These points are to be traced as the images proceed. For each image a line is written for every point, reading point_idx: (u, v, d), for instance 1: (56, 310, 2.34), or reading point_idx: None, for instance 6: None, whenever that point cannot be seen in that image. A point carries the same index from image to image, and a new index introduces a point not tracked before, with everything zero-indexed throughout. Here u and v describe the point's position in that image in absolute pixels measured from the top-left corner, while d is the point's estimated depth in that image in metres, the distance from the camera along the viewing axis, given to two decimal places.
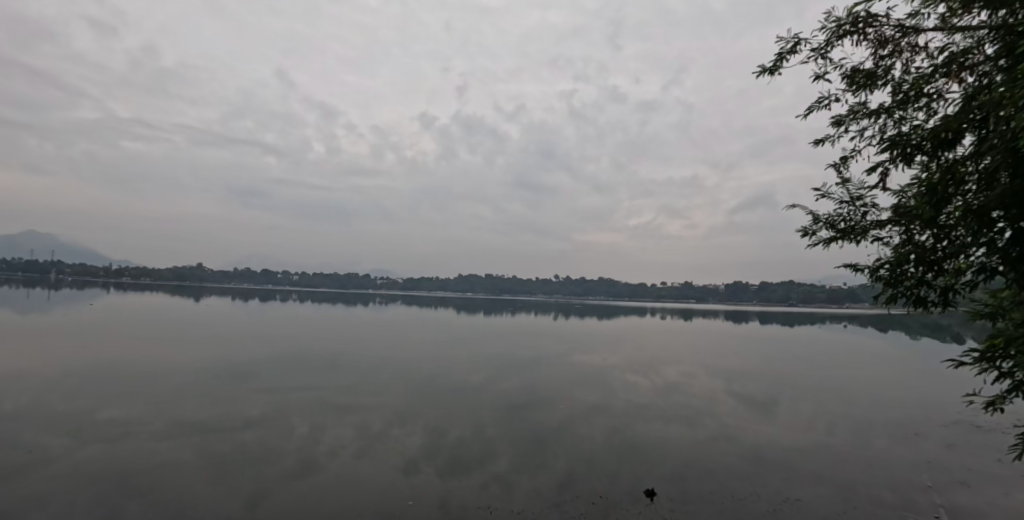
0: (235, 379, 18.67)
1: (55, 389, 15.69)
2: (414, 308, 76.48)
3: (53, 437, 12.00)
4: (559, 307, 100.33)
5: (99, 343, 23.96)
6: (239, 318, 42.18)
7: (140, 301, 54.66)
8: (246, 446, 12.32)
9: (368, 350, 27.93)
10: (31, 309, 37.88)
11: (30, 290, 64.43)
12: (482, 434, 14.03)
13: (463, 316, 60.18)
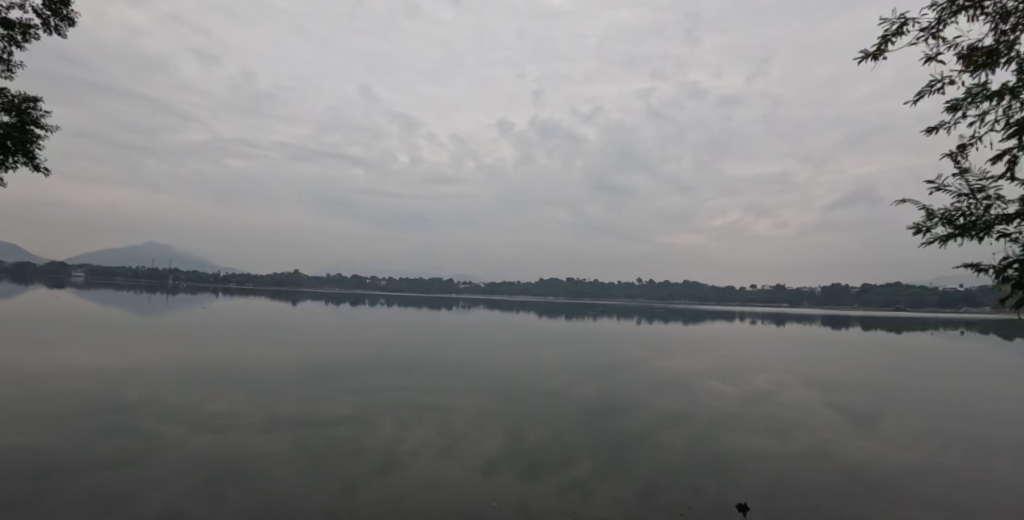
0: (327, 378, 19.91)
1: (172, 384, 17.46)
2: (490, 311, 77.96)
3: (168, 427, 13.33)
4: (637, 311, 98.25)
5: (211, 343, 26.52)
6: (330, 320, 45.11)
7: (244, 304, 60.13)
8: (337, 441, 13.07)
9: (448, 352, 28.78)
10: (155, 311, 42.95)
11: (158, 294, 73.12)
12: (561, 438, 13.98)
13: (539, 320, 60.82)
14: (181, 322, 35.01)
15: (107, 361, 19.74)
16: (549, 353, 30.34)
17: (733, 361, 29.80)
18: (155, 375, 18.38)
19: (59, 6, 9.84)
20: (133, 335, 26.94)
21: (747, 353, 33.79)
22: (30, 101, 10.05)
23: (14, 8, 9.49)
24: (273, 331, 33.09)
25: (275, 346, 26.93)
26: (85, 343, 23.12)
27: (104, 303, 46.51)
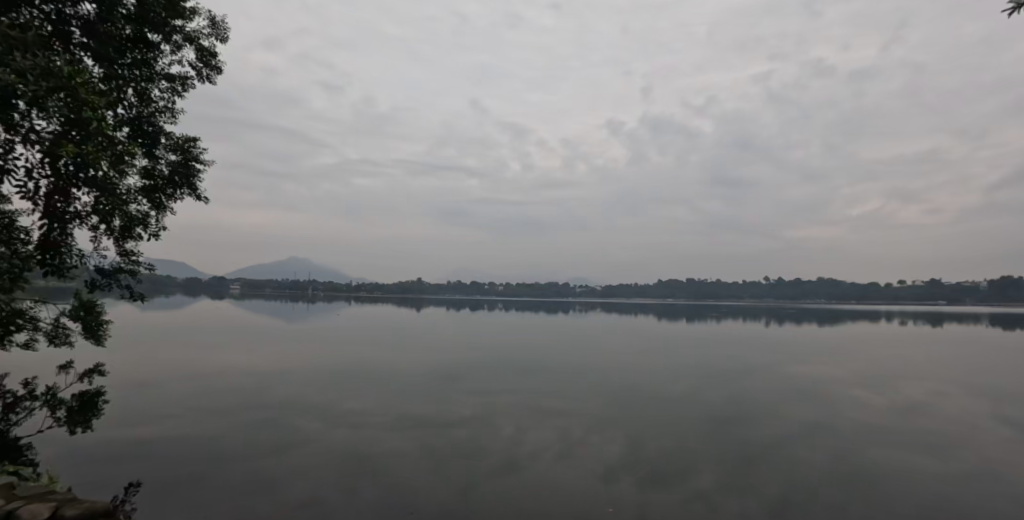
0: (447, 381, 20.78)
1: (315, 383, 19.30)
2: (598, 314, 77.29)
3: (311, 422, 14.42)
4: (758, 311, 91.62)
5: (343, 347, 28.87)
6: (445, 325, 47.48)
7: (368, 311, 65.40)
8: (460, 440, 13.62)
9: (561, 357, 28.75)
10: (295, 318, 48.14)
11: (297, 303, 81.91)
12: (683, 446, 13.41)
13: (649, 322, 59.15)
14: (319, 329, 38.57)
15: (262, 364, 22.33)
16: (667, 358, 29.11)
17: (880, 367, 26.50)
18: (298, 377, 20.26)
19: (209, 58, 11.50)
20: (280, 341, 30.13)
21: (895, 357, 30.13)
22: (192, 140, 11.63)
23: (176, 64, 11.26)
24: (397, 337, 35.33)
25: (399, 350, 28.68)
26: (243, 348, 26.27)
27: (257, 313, 52.82)
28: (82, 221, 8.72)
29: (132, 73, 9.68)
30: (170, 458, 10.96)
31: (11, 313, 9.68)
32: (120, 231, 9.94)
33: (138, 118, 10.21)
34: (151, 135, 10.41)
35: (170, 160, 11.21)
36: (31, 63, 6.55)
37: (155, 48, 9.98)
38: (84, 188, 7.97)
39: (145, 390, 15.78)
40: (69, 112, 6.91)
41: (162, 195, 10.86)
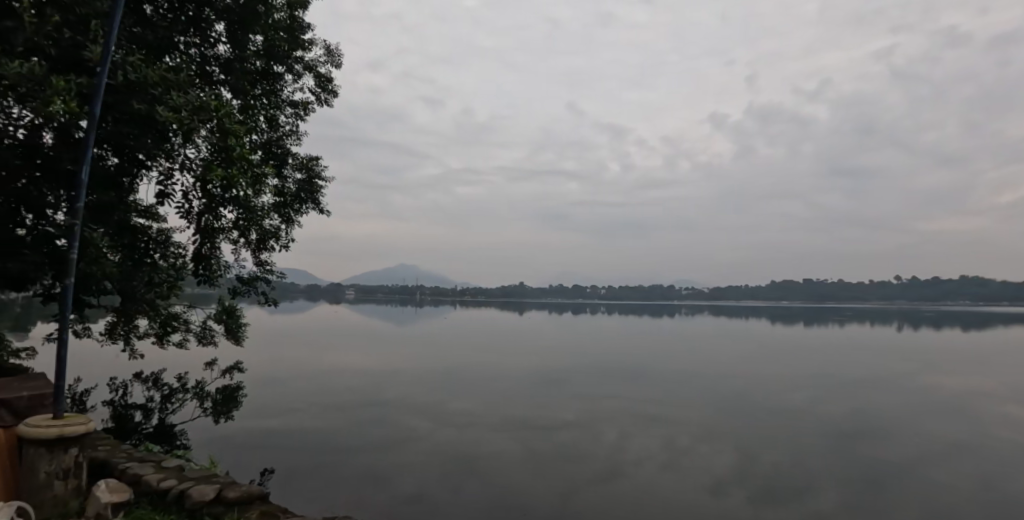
0: (547, 385, 20.67)
1: (423, 382, 20.14)
2: (704, 318, 73.69)
3: (419, 419, 14.87)
4: (891, 314, 81.99)
5: (447, 349, 29.81)
6: (545, 328, 47.80)
7: (471, 314, 67.84)
8: (563, 445, 13.46)
9: (666, 362, 27.59)
10: (405, 322, 51.08)
11: (406, 308, 87.02)
12: (801, 463, 12.29)
13: (763, 326, 55.31)
14: (423, 332, 40.29)
15: (375, 364, 23.79)
16: (782, 365, 26.85)
17: None
18: (408, 376, 21.04)
19: (325, 83, 12.57)
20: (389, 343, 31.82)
21: None
22: (315, 159, 12.58)
23: (299, 92, 12.38)
24: (496, 340, 35.97)
25: (499, 352, 29.08)
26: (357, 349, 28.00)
27: (367, 316, 56.59)
28: (227, 234, 9.72)
29: (263, 103, 10.82)
30: (294, 444, 11.56)
31: (170, 317, 11.16)
32: (257, 244, 11.15)
33: (269, 142, 11.40)
34: (279, 157, 11.59)
35: (296, 178, 12.35)
36: (186, 100, 7.40)
37: (282, 79, 11.04)
38: (228, 207, 8.86)
39: (275, 387, 17.19)
40: (216, 140, 7.89)
41: (290, 211, 12.02)
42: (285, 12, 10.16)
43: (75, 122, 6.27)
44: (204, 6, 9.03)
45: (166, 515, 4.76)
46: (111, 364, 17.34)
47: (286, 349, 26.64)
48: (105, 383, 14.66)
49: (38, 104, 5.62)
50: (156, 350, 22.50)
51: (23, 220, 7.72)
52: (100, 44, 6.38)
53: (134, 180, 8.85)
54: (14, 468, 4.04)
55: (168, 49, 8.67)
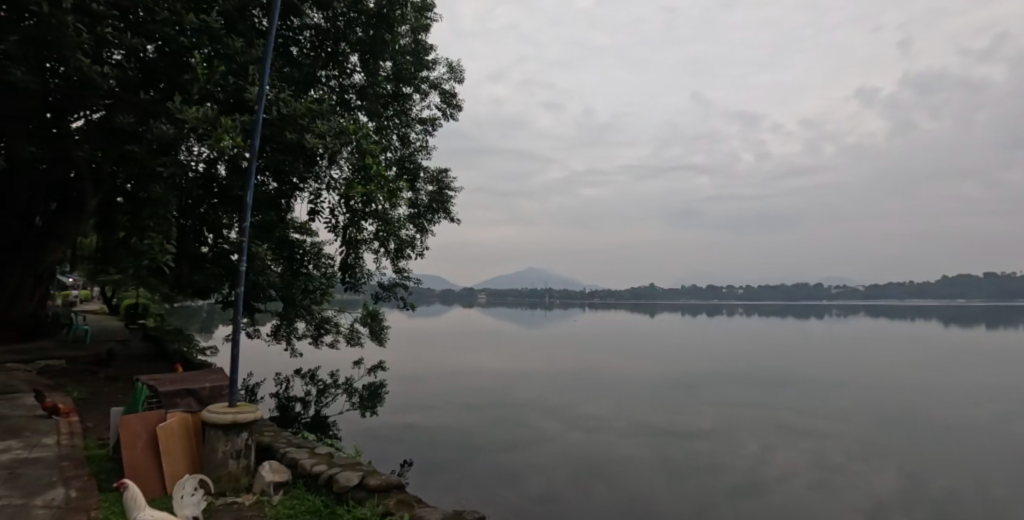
0: (679, 391, 19.67)
1: (550, 382, 20.32)
2: (862, 320, 65.28)
3: (547, 421, 15.00)
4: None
5: (573, 349, 29.76)
6: (676, 330, 45.84)
7: (598, 316, 67.45)
8: (697, 454, 12.74)
9: (817, 369, 24.87)
10: (533, 324, 52.34)
11: (532, 310, 89.07)
12: (989, 490, 10.39)
13: (943, 329, 47.45)
14: (548, 333, 40.75)
15: (504, 363, 24.54)
16: (970, 374, 22.79)
17: None
18: (535, 376, 21.30)
19: (449, 98, 13.34)
20: (516, 344, 32.66)
21: None
22: (444, 172, 13.29)
23: (427, 109, 13.26)
24: (623, 342, 35.18)
25: (627, 355, 28.35)
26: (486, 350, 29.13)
27: (496, 319, 58.68)
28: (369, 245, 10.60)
29: (395, 122, 11.76)
30: (427, 439, 12.35)
31: (321, 321, 12.58)
32: (395, 253, 12.11)
33: (402, 158, 12.38)
34: (412, 172, 12.53)
35: (428, 191, 13.18)
36: (328, 127, 8.37)
37: (411, 99, 11.91)
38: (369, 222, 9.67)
39: (413, 384, 18.48)
40: (356, 160, 8.79)
41: (423, 220, 12.85)
42: (410, 38, 11.04)
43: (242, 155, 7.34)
44: (340, 41, 10.09)
45: (311, 499, 4.21)
46: (281, 363, 19.90)
47: (423, 350, 28.58)
48: (271, 377, 16.90)
49: (213, 141, 6.71)
50: (315, 351, 25.39)
51: (205, 239, 9.24)
52: (256, 86, 7.42)
53: (291, 201, 10.15)
54: (200, 444, 4.44)
55: (313, 83, 9.81)
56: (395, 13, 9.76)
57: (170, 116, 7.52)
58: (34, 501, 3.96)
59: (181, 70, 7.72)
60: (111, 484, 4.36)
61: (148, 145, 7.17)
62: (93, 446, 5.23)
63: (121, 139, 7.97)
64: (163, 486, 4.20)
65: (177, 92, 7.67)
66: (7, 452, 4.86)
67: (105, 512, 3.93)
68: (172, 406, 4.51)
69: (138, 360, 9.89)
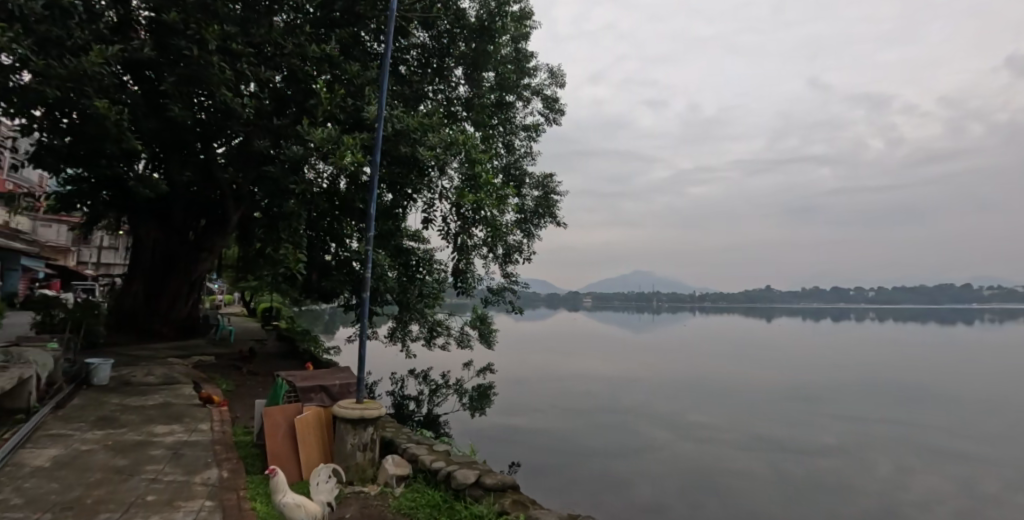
0: (804, 403, 18.00)
1: (658, 388, 19.58)
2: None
3: (655, 429, 14.44)
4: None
5: (683, 355, 28.40)
6: (799, 336, 42.07)
7: (709, 320, 63.95)
8: (821, 473, 11.58)
9: (977, 383, 21.50)
10: (640, 327, 50.79)
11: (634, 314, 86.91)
12: None
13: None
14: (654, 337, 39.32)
15: (610, 367, 24.07)
16: None
17: None
18: (642, 382, 20.60)
19: (552, 103, 13.37)
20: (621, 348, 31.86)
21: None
22: (549, 177, 13.27)
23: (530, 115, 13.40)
24: (736, 347, 33.02)
25: (742, 362, 26.56)
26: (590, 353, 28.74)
27: (600, 322, 57.84)
28: (479, 251, 10.85)
29: (500, 131, 11.97)
30: (532, 442, 12.40)
31: (434, 324, 12.86)
32: (503, 258, 12.33)
33: (508, 165, 12.58)
34: (518, 178, 12.68)
35: (533, 196, 13.25)
36: (439, 139, 8.76)
37: (514, 107, 12.08)
38: (480, 229, 9.87)
39: (519, 388, 18.70)
40: (467, 169, 9.07)
41: (530, 225, 12.93)
42: (511, 47, 11.20)
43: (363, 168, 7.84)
44: (445, 56, 10.48)
45: (431, 494, 4.34)
46: (395, 363, 21.10)
47: (528, 353, 28.92)
48: (388, 376, 17.99)
49: (338, 158, 7.24)
50: (426, 352, 26.61)
51: (329, 249, 10.01)
52: (373, 105, 7.93)
53: (406, 211, 10.69)
54: (331, 436, 4.77)
55: (421, 99, 10.31)
56: (496, 24, 10.00)
57: (298, 138, 8.26)
58: (194, 479, 4.47)
59: (306, 95, 8.45)
60: (256, 468, 4.79)
61: (281, 166, 7.93)
62: (241, 433, 5.84)
63: (258, 162, 8.87)
64: (300, 472, 4.54)
65: (304, 116, 8.39)
66: (174, 434, 5.57)
67: (252, 492, 4.31)
68: (307, 399, 4.88)
69: (275, 357, 10.96)
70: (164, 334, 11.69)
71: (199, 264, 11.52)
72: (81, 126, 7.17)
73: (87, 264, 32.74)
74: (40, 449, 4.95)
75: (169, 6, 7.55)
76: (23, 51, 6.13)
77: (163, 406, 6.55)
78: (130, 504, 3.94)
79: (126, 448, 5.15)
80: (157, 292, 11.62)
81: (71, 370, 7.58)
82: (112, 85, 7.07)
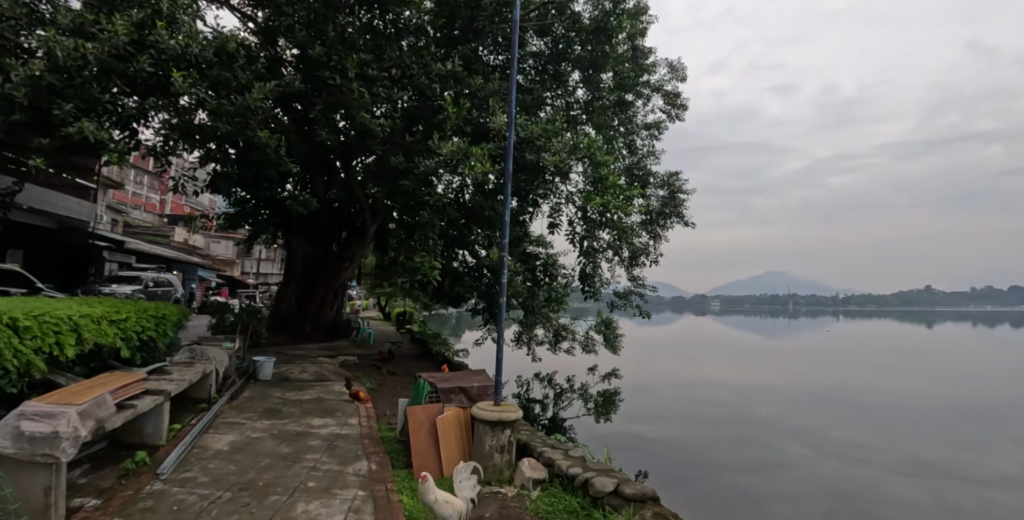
0: (987, 424, 15.31)
1: (799, 399, 17.86)
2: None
3: (793, 444, 13.16)
4: None
5: (829, 363, 25.56)
6: (979, 344, 35.80)
7: (860, 324, 56.90)
8: (1005, 507, 9.77)
9: None
10: (779, 332, 46.72)
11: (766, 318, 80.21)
12: None
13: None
14: (792, 343, 35.88)
15: (743, 375, 22.43)
16: None
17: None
18: (780, 392, 18.93)
19: (673, 98, 12.87)
20: (753, 354, 29.56)
21: None
22: (675, 175, 12.70)
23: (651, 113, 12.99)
24: (893, 355, 29.08)
25: (903, 372, 23.30)
26: (720, 360, 27.00)
27: (730, 327, 54.14)
28: (605, 254, 10.66)
29: (622, 131, 11.71)
30: (656, 451, 11.93)
31: (559, 328, 12.86)
32: (628, 260, 12.03)
33: (631, 166, 12.28)
34: (642, 179, 12.31)
35: (659, 196, 12.77)
36: (563, 144, 8.80)
37: (634, 106, 11.78)
38: (607, 231, 9.70)
39: (644, 394, 18.13)
40: (593, 172, 9.04)
41: (656, 226, 12.47)
42: (628, 45, 10.95)
43: (493, 176, 8.11)
44: (562, 61, 10.53)
45: (568, 500, 4.31)
46: (518, 367, 21.49)
47: (652, 358, 27.94)
48: (513, 379, 18.38)
49: (469, 168, 7.56)
50: (549, 356, 26.81)
51: (458, 255, 10.47)
52: (500, 114, 8.13)
53: (530, 216, 10.86)
54: (470, 436, 4.95)
55: (542, 105, 10.43)
56: (613, 23, 9.84)
57: (429, 152, 8.72)
58: (346, 469, 4.85)
59: (434, 111, 8.95)
60: (400, 463, 5.10)
61: (415, 179, 8.46)
62: (386, 429, 6.26)
63: (394, 176, 9.56)
64: (441, 469, 4.74)
65: (433, 131, 8.90)
66: (328, 427, 6.12)
67: (398, 484, 4.59)
68: (448, 400, 5.10)
69: (410, 359, 11.67)
70: (315, 335, 13.04)
71: (343, 272, 12.65)
72: (246, 153, 8.13)
73: (250, 274, 37.62)
74: (221, 434, 5.71)
75: (313, 42, 8.37)
76: (200, 94, 7.15)
77: (318, 400, 7.23)
78: (294, 488, 4.37)
79: (289, 437, 5.75)
80: (309, 299, 12.98)
81: (242, 367, 8.67)
82: (270, 116, 8.01)
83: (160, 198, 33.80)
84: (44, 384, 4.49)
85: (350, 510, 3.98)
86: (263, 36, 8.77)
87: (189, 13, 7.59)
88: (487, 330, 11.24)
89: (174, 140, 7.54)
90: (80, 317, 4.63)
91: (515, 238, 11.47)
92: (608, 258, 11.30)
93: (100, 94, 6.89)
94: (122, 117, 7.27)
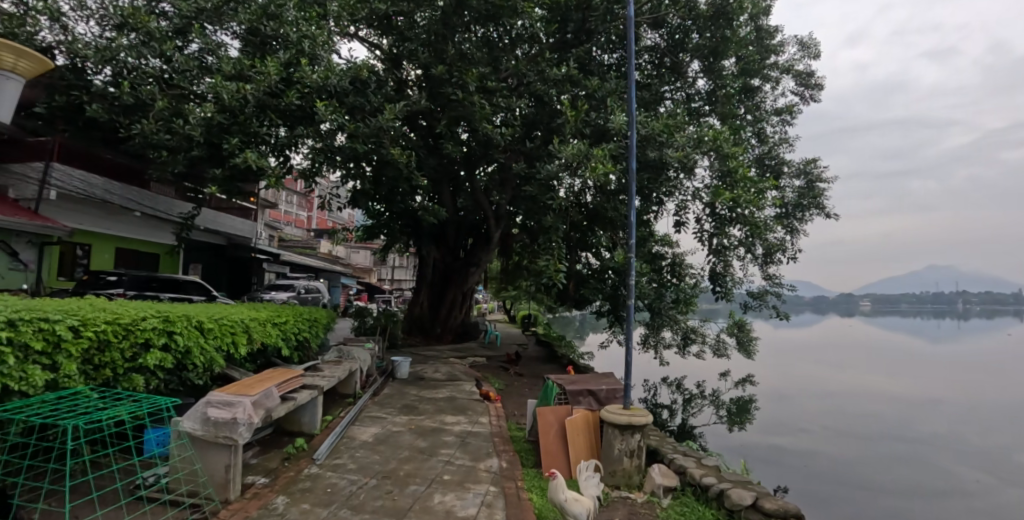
0: None
1: (980, 414, 15.25)
2: None
3: (969, 468, 11.26)
4: None
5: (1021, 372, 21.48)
6: None
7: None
8: None
9: None
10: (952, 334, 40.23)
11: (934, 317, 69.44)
12: None
13: None
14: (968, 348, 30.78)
15: (907, 384, 19.64)
16: None
17: None
18: (954, 405, 16.31)
19: (806, 78, 11.75)
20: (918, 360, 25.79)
21: None
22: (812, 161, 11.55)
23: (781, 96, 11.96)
24: None
25: None
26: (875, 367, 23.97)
27: (889, 328, 47.68)
28: (737, 252, 10.01)
29: (750, 120, 10.94)
30: (797, 466, 10.94)
31: (687, 330, 12.31)
32: (763, 258, 11.18)
33: (762, 156, 11.41)
34: (775, 169, 11.40)
35: (795, 186, 11.70)
36: (687, 138, 8.44)
37: (762, 91, 10.95)
38: (739, 227, 9.10)
39: (784, 402, 16.68)
40: (721, 166, 8.55)
41: (794, 220, 11.45)
42: (751, 26, 10.22)
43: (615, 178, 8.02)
44: (680, 53, 10.11)
45: (702, 510, 4.13)
46: (642, 370, 20.89)
47: (794, 363, 25.53)
48: (639, 383, 17.90)
49: (591, 171, 7.55)
50: (675, 359, 25.71)
51: (581, 258, 10.49)
52: (620, 114, 8.00)
53: (655, 216, 10.53)
54: (600, 439, 4.93)
55: (660, 100, 10.09)
56: (733, 5, 9.21)
57: (549, 157, 8.86)
58: (479, 465, 5.08)
59: (552, 116, 9.07)
60: (529, 462, 5.22)
61: (537, 184, 8.64)
62: (515, 428, 6.45)
63: (518, 183, 9.84)
64: (570, 470, 4.78)
65: (553, 136, 9.03)
66: (461, 424, 6.45)
67: (529, 483, 4.71)
68: (577, 402, 5.12)
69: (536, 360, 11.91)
70: (447, 338, 13.82)
71: (470, 278, 13.26)
72: (380, 170, 8.86)
73: (385, 280, 40.87)
74: (366, 426, 6.28)
75: (435, 62, 8.88)
76: (339, 120, 7.95)
77: (451, 399, 7.65)
78: (432, 480, 4.67)
79: (425, 432, 6.15)
80: (439, 303, 13.78)
81: (382, 366, 9.44)
82: (400, 135, 8.65)
83: (307, 214, 38.01)
84: (226, 378, 5.28)
85: (483, 504, 4.17)
86: (390, 61, 9.51)
87: (326, 49, 8.46)
88: (613, 332, 11.09)
89: (319, 162, 8.40)
90: (250, 320, 5.40)
91: (639, 238, 11.21)
92: (742, 256, 10.59)
93: (258, 128, 7.94)
94: (277, 146, 8.25)
